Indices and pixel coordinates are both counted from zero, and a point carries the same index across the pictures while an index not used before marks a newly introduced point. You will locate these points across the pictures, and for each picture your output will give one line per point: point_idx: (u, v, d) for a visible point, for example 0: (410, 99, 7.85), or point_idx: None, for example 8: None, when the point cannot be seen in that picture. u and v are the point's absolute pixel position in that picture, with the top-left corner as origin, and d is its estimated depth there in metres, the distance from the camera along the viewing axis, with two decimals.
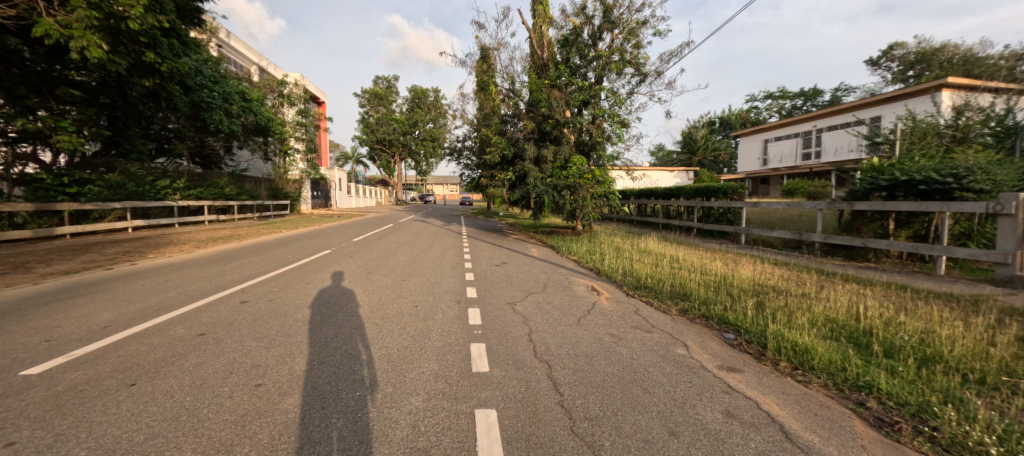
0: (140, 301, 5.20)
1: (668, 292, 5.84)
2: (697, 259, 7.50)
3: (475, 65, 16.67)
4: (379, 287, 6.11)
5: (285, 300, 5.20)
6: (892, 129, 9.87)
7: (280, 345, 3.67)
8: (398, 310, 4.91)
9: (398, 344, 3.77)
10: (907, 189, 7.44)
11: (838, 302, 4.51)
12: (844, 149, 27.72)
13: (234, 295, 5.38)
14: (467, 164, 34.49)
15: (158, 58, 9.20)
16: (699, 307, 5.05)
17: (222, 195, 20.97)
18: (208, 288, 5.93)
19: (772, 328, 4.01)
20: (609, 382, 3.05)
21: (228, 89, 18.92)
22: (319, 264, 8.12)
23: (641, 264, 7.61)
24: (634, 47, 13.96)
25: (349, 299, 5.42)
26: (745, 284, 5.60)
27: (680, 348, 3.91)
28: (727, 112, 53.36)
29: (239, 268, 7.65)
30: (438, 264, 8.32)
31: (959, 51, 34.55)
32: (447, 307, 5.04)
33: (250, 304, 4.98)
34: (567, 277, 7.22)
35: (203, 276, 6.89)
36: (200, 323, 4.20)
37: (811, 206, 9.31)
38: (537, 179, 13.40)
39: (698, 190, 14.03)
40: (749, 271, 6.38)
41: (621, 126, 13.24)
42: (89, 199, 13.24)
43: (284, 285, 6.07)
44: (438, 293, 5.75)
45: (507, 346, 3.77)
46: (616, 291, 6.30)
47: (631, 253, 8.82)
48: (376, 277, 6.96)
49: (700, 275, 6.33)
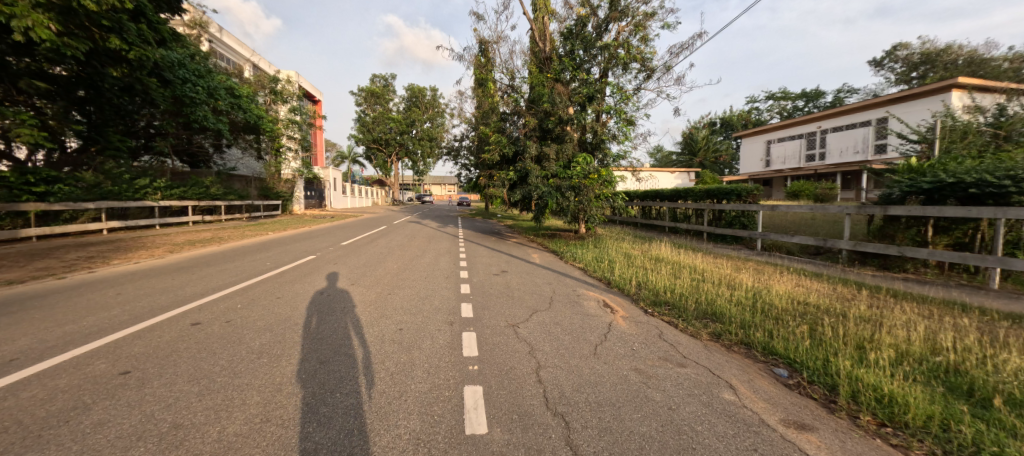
0: (74, 322, 4.37)
1: (693, 310, 5.06)
2: (718, 270, 6.77)
3: (473, 59, 15.88)
4: (361, 304, 5.28)
5: (246, 322, 4.36)
6: (925, 126, 9.07)
7: (220, 390, 2.83)
8: (380, 335, 4.09)
9: (373, 385, 2.98)
10: (953, 191, 6.71)
11: (906, 331, 3.77)
12: (850, 150, 26.86)
13: (187, 315, 4.55)
14: (465, 164, 33.65)
15: (123, 44, 8.35)
16: (735, 330, 4.32)
17: (208, 195, 20.06)
18: (162, 304, 5.09)
19: (840, 367, 3.24)
20: (648, 453, 2.23)
21: (213, 84, 18.08)
22: (298, 273, 7.27)
23: (656, 274, 6.82)
24: (640, 40, 13.24)
25: (324, 318, 4.60)
26: (784, 302, 4.87)
27: (725, 392, 3.12)
28: (728, 113, 52.73)
29: (207, 278, 6.80)
30: (430, 274, 7.48)
31: (963, 52, 34.25)
32: (437, 332, 4.20)
33: (202, 328, 4.13)
34: (574, 289, 6.44)
35: (163, 288, 6.05)
36: (130, 356, 3.37)
37: (837, 210, 8.59)
38: (538, 179, 12.49)
39: (710, 191, 13.27)
40: (783, 286, 5.66)
41: (628, 123, 12.55)
42: (59, 199, 12.34)
43: (251, 300, 5.23)
44: (428, 312, 4.92)
45: (514, 390, 2.97)
46: (631, 307, 5.52)
47: (642, 261, 8.02)
48: (360, 290, 6.13)
49: (727, 290, 5.56)
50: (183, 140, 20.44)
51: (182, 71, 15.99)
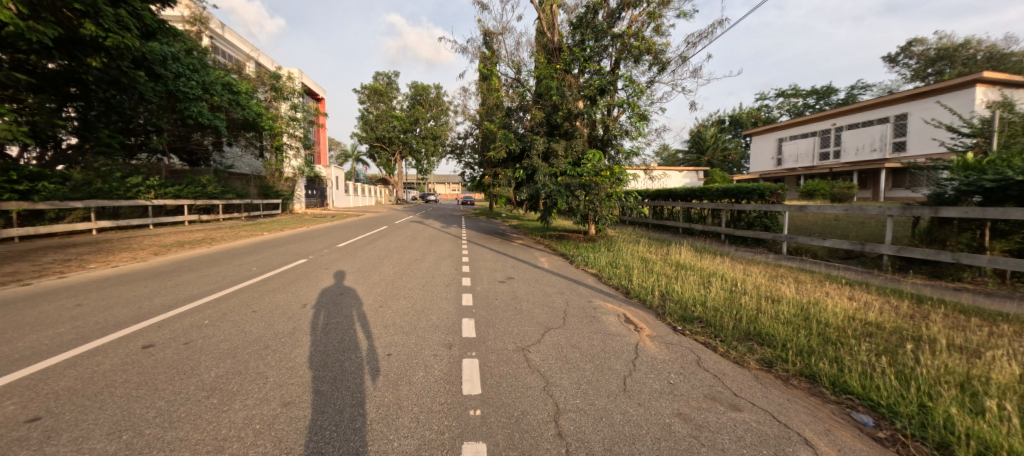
0: (8, 343, 3.71)
1: (733, 329, 4.34)
2: (751, 279, 6.04)
3: (476, 52, 15.15)
4: (347, 320, 4.59)
5: (207, 345, 3.68)
6: (977, 120, 8.17)
7: (140, 450, 2.14)
8: (363, 362, 3.39)
9: (342, 439, 2.27)
10: (1021, 191, 5.87)
11: (1017, 366, 2.99)
12: (866, 148, 25.77)
13: (144, 334, 3.91)
14: (468, 163, 32.99)
15: (99, 30, 7.86)
16: (789, 356, 3.61)
17: (204, 193, 19.49)
18: (118, 320, 4.42)
19: (954, 419, 2.46)
20: None
21: (209, 79, 17.42)
22: (285, 280, 6.63)
23: (682, 283, 6.08)
24: (654, 30, 12.46)
25: (301, 339, 3.90)
26: (841, 321, 4.14)
27: (803, 451, 2.35)
28: (737, 111, 51.60)
29: (183, 286, 6.15)
30: (429, 281, 6.80)
31: (981, 47, 33.11)
32: (432, 359, 3.49)
33: (152, 354, 3.46)
34: (590, 301, 5.71)
35: (130, 298, 5.40)
36: (51, 395, 2.72)
37: (877, 211, 7.79)
38: (546, 176, 11.66)
39: (728, 191, 12.45)
40: (831, 300, 4.92)
41: (641, 118, 11.83)
42: (44, 198, 11.80)
43: (222, 314, 4.57)
44: (424, 331, 4.23)
45: (528, 449, 2.25)
46: (657, 324, 4.79)
47: (662, 267, 7.30)
48: (348, 301, 5.44)
49: (770, 304, 4.81)
50: (180, 137, 19.84)
51: (175, 65, 15.44)
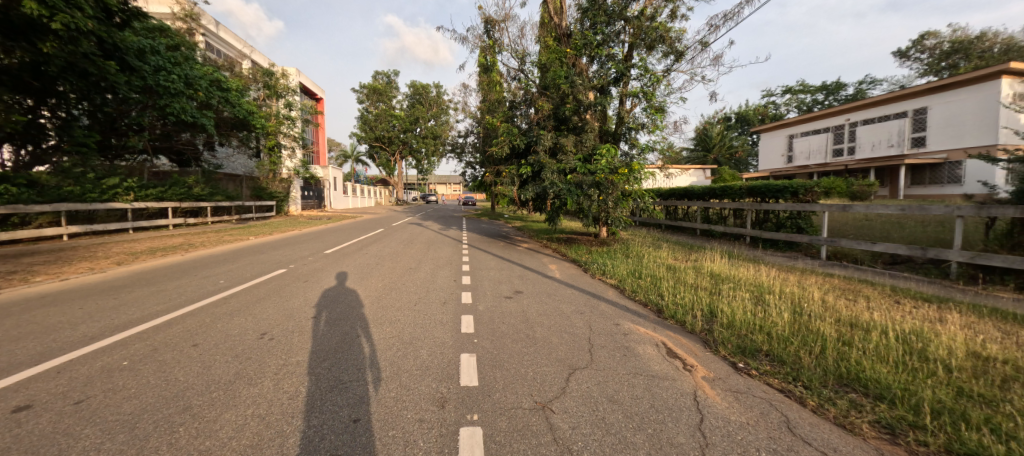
0: None
1: (821, 371, 3.27)
2: (812, 295, 5.00)
3: (477, 42, 14.02)
4: (311, 358, 3.52)
5: (105, 406, 2.63)
6: None
7: None
8: (318, 437, 2.33)
9: None
10: None
11: None
12: (883, 144, 24.57)
13: (26, 387, 2.85)
14: (468, 163, 31.97)
15: (39, 7, 7.04)
16: (923, 421, 2.52)
17: (191, 195, 18.53)
18: (13, 360, 3.38)
19: None
20: None
21: (190, 73, 16.37)
22: (253, 296, 5.63)
23: (731, 301, 5.03)
24: (671, 14, 11.34)
25: (242, 393, 2.84)
26: (968, 363, 3.09)
27: None
28: (744, 108, 50.50)
29: (126, 305, 5.14)
30: (423, 298, 5.78)
31: (998, 39, 31.89)
32: (416, 430, 2.43)
33: (19, 423, 2.43)
34: (617, 324, 4.67)
35: (54, 323, 4.40)
36: None
37: (942, 211, 6.69)
38: (554, 174, 10.64)
39: (753, 189, 11.35)
40: (933, 327, 3.86)
41: (658, 109, 10.79)
42: (6, 202, 10.85)
43: (151, 352, 3.53)
44: (408, 378, 3.15)
45: None
46: (708, 357, 3.76)
47: (697, 278, 6.26)
48: (321, 328, 4.39)
49: (859, 335, 3.76)
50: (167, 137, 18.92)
51: (154, 58, 14.45)
